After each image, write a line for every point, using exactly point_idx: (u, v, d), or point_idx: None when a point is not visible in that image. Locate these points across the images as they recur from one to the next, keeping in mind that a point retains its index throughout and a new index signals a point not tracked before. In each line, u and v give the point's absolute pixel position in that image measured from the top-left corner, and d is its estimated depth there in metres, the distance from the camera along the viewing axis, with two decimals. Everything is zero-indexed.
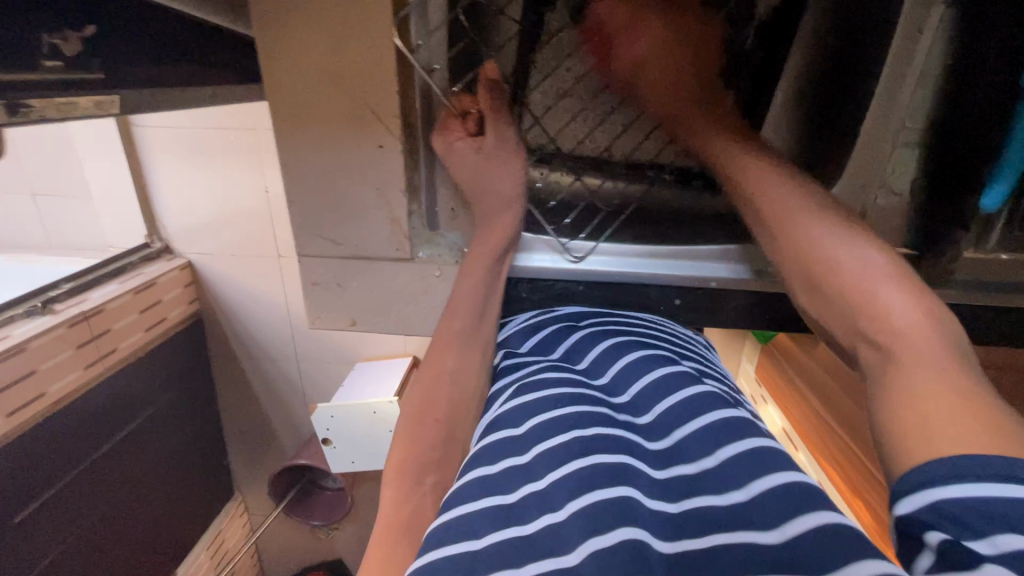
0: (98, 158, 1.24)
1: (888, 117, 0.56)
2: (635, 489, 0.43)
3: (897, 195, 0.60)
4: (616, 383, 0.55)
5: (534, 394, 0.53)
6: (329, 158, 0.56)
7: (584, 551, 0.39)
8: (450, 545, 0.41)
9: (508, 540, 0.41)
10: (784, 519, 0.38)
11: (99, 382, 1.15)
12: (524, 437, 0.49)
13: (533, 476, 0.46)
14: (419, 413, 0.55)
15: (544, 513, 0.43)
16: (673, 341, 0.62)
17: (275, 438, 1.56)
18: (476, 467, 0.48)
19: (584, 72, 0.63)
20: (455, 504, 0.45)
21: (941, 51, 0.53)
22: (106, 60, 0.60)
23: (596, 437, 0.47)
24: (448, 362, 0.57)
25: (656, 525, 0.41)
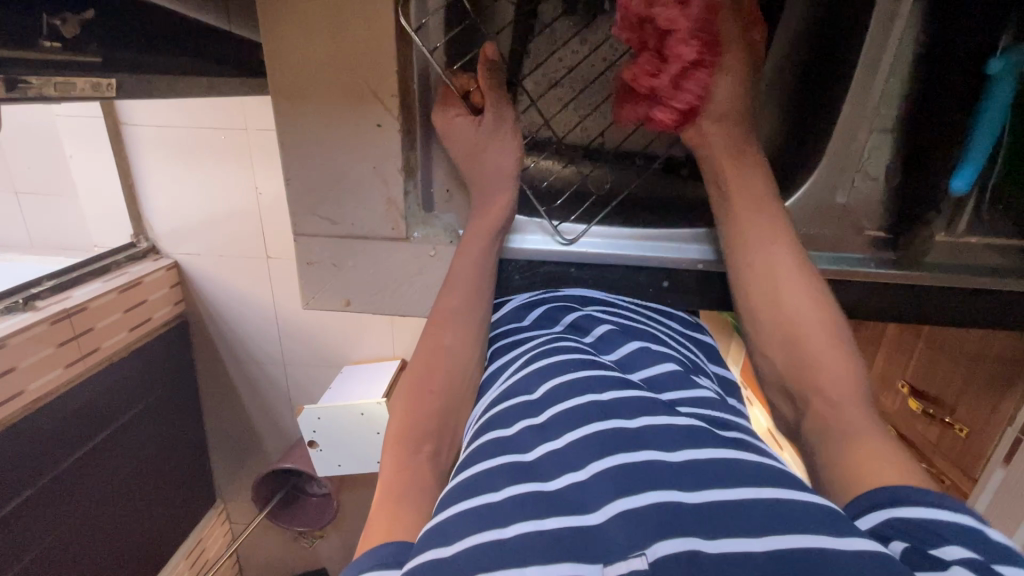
0: (86, 156, 1.23)
1: (867, 95, 0.52)
2: (657, 451, 0.40)
3: (872, 180, 0.56)
4: (627, 361, 0.52)
5: (546, 361, 0.52)
6: (329, 126, 0.51)
7: (610, 512, 0.37)
8: (467, 502, 0.40)
9: (527, 493, 0.39)
10: (800, 489, 0.38)
11: (78, 382, 1.13)
12: (538, 401, 0.48)
13: (552, 436, 0.44)
14: (414, 387, 0.52)
15: (565, 471, 0.41)
16: (665, 337, 0.58)
17: (260, 443, 1.54)
18: (490, 431, 0.47)
19: (579, 61, 0.65)
20: (473, 463, 0.44)
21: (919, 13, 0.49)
22: (100, 45, 0.60)
23: (615, 403, 0.45)
24: (445, 336, 0.55)
25: (676, 480, 0.38)
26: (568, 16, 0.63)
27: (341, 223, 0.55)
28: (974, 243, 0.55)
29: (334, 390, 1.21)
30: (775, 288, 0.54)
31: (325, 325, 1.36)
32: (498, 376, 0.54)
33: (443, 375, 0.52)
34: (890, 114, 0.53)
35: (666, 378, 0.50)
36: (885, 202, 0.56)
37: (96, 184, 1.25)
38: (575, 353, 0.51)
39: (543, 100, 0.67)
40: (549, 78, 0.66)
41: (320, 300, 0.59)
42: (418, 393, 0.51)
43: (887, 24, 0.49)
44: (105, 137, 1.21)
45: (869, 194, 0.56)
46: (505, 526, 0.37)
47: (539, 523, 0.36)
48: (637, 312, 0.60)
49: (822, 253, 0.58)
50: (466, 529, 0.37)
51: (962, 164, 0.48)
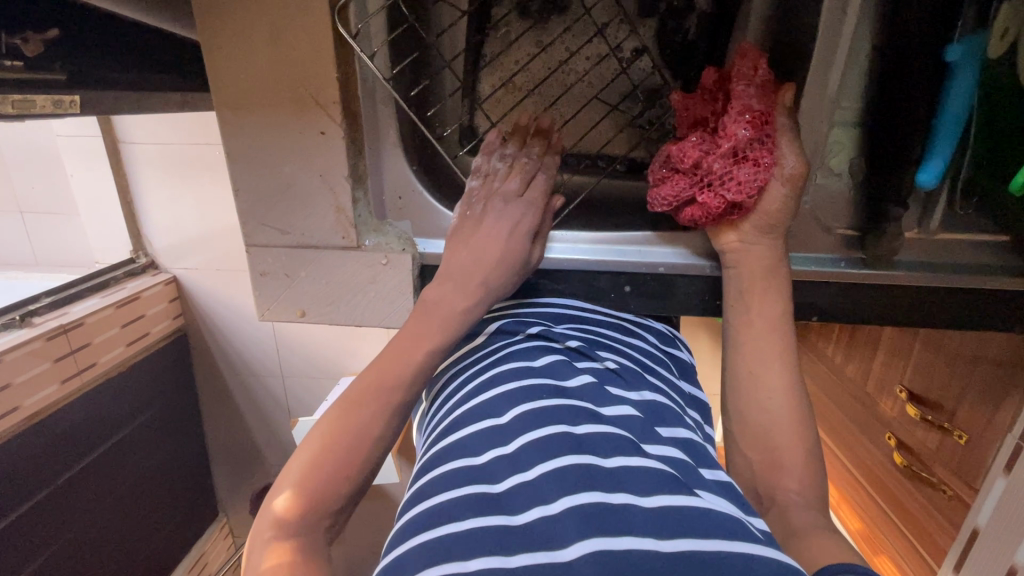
0: (83, 174, 1.25)
1: (823, 93, 0.48)
2: (631, 494, 0.38)
3: (838, 176, 0.52)
4: (611, 375, 0.49)
5: (516, 381, 0.47)
6: (273, 140, 0.50)
7: (582, 550, 0.34)
8: (426, 533, 0.37)
9: (492, 526, 0.36)
10: (759, 540, 0.36)
11: (77, 397, 1.14)
12: (509, 423, 0.44)
13: (520, 467, 0.40)
14: (321, 450, 0.43)
15: (534, 505, 0.38)
16: (642, 350, 0.55)
17: (260, 456, 1.54)
18: (457, 456, 0.43)
19: (527, 63, 0.61)
20: (434, 491, 0.41)
21: (871, 15, 0.45)
22: (66, 63, 0.61)
23: (593, 437, 0.42)
24: (365, 411, 0.45)
25: (649, 527, 0.36)
26: (521, 16, 0.59)
27: (294, 231, 0.53)
28: (956, 237, 0.51)
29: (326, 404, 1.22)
30: (751, 369, 0.52)
31: (319, 338, 1.36)
32: (463, 388, 0.50)
33: (359, 444, 0.44)
34: (852, 112, 0.49)
35: (647, 407, 0.47)
36: (855, 201, 0.52)
37: (95, 202, 1.27)
38: (548, 377, 0.47)
39: (490, 100, 0.61)
40: (501, 79, 0.61)
41: (274, 311, 0.57)
42: (321, 461, 0.42)
43: (840, 25, 0.46)
44: (102, 156, 1.22)
45: (836, 196, 0.52)
46: (468, 560, 0.34)
47: (506, 559, 0.34)
48: (612, 328, 0.55)
49: (795, 252, 0.54)
50: (423, 562, 0.35)
51: (927, 157, 0.46)
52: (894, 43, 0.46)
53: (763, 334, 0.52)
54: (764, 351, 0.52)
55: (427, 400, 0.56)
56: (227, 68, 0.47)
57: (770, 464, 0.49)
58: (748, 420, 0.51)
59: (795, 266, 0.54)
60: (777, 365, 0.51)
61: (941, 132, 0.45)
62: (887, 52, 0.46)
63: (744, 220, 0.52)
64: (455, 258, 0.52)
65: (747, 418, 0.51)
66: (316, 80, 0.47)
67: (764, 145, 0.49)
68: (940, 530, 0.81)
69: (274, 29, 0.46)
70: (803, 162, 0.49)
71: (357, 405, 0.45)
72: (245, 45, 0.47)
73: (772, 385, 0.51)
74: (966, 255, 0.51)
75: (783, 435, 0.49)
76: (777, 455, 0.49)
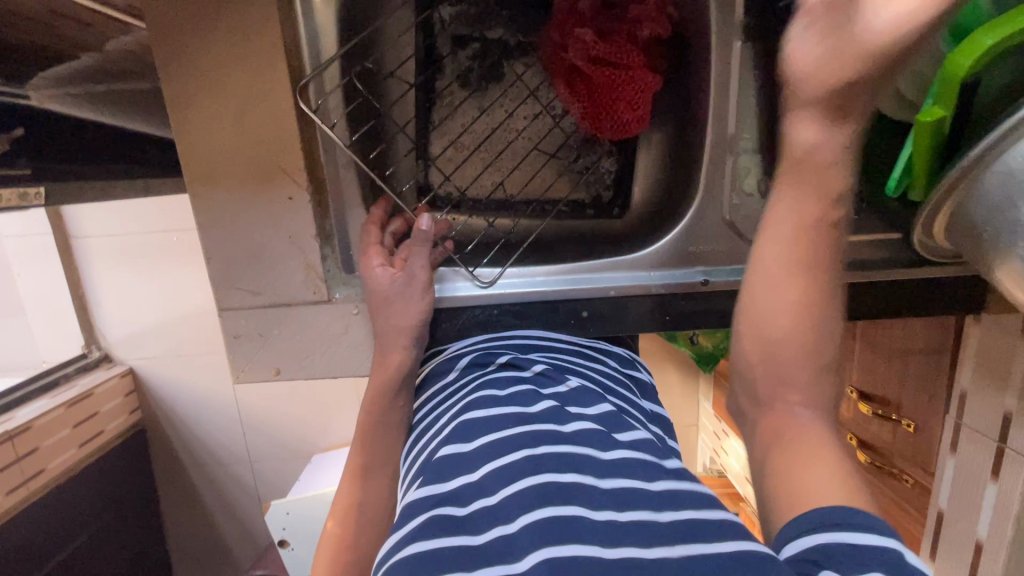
0: (32, 271, 1.23)
1: (724, 127, 0.57)
2: (582, 507, 0.39)
3: (750, 195, 0.59)
4: (572, 396, 0.52)
5: (485, 410, 0.49)
6: (242, 209, 0.54)
7: (535, 560, 0.35)
8: (398, 557, 0.39)
9: (456, 548, 0.38)
10: (715, 537, 0.37)
11: (21, 509, 1.06)
12: (476, 450, 0.46)
13: (487, 491, 0.42)
14: (339, 535, 0.57)
15: (495, 524, 0.39)
16: (602, 371, 0.59)
17: (230, 552, 1.44)
18: (432, 482, 0.44)
19: (471, 123, 0.67)
20: (407, 520, 0.42)
21: (751, 64, 0.55)
22: (32, 158, 0.64)
23: (551, 455, 0.44)
24: (358, 493, 0.59)
25: (598, 536, 0.37)
26: (462, 84, 0.66)
27: (265, 292, 0.56)
28: (858, 239, 0.59)
29: (300, 483, 1.18)
30: (766, 308, 0.51)
31: (286, 415, 1.33)
32: (436, 422, 0.52)
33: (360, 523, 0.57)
34: (753, 140, 0.58)
35: (607, 421, 0.50)
36: (769, 215, 0.59)
37: (46, 299, 1.25)
38: (515, 404, 0.50)
39: (440, 159, 0.68)
40: (449, 140, 0.67)
41: (250, 372, 0.58)
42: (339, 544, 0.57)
43: (728, 73, 0.55)
44: (53, 252, 1.21)
45: (754, 211, 0.59)
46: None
47: None
48: (574, 353, 0.59)
49: (713, 268, 0.60)
50: None
51: None
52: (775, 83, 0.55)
53: (780, 273, 0.50)
54: (782, 288, 0.50)
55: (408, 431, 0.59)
56: (195, 148, 0.52)
57: (780, 384, 0.51)
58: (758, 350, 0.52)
59: (710, 280, 0.60)
60: (790, 307, 0.50)
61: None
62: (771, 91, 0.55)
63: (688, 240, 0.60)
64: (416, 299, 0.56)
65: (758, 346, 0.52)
66: (279, 151, 0.52)
67: (638, 77, 0.60)
68: (910, 519, 0.85)
69: (240, 110, 0.51)
70: None
71: (352, 493, 0.58)
72: (212, 126, 0.51)
73: (787, 317, 0.51)
74: (869, 254, 0.59)
75: (783, 367, 0.51)
76: (787, 378, 0.51)
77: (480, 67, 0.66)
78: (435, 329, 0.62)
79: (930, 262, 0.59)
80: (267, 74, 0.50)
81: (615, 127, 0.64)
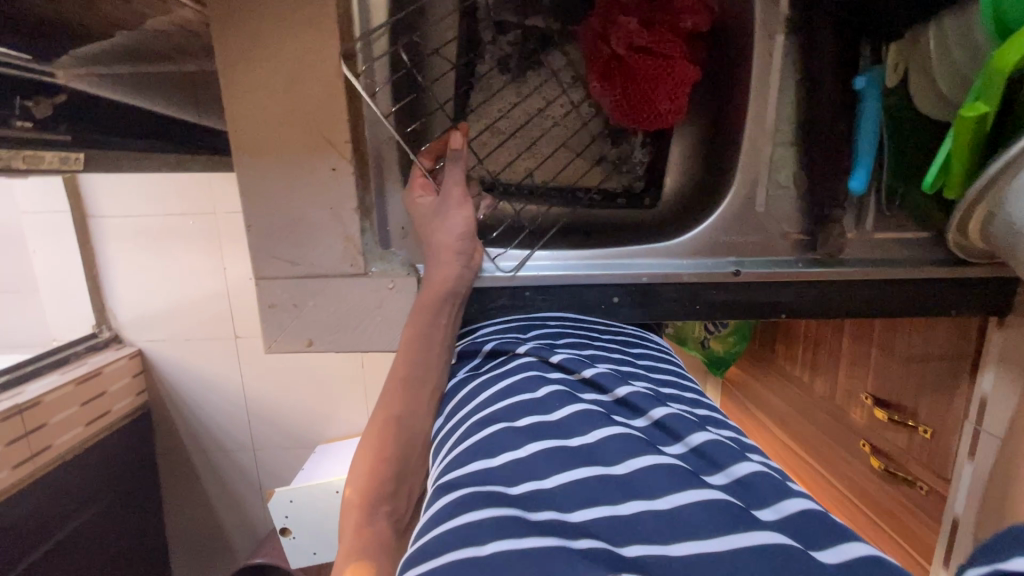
0: (48, 247, 1.23)
1: (763, 120, 0.58)
2: (642, 501, 0.38)
3: (784, 188, 0.60)
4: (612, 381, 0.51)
5: (530, 392, 0.48)
6: (288, 179, 0.54)
7: (592, 545, 0.35)
8: (444, 523, 0.37)
9: (510, 515, 0.36)
10: (819, 543, 0.35)
11: (27, 484, 1.05)
12: (523, 430, 0.45)
13: (538, 475, 0.41)
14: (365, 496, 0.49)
15: (548, 508, 0.38)
16: (639, 356, 0.58)
17: (227, 540, 1.43)
18: (474, 459, 0.43)
19: (509, 110, 0.69)
20: (452, 489, 0.41)
21: (792, 58, 0.57)
22: (72, 125, 0.64)
23: (603, 445, 0.42)
24: (396, 406, 0.53)
25: (660, 532, 0.36)
26: (502, 70, 0.67)
27: (302, 262, 0.57)
28: (889, 237, 0.59)
29: (303, 471, 1.17)
30: None
31: (293, 403, 1.33)
32: (474, 397, 0.51)
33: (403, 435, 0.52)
34: (789, 133, 0.58)
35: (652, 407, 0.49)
36: (802, 208, 0.60)
37: (61, 275, 1.24)
38: (558, 387, 0.49)
39: (477, 143, 0.69)
40: (486, 125, 0.68)
41: (281, 342, 0.59)
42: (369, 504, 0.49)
43: (769, 65, 0.56)
44: (71, 229, 1.21)
45: (786, 205, 0.60)
46: (482, 545, 0.34)
47: (520, 541, 0.34)
48: (614, 341, 0.59)
49: (745, 259, 0.61)
50: (445, 548, 0.35)
51: (856, 165, 0.55)
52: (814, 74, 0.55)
53: None
54: None
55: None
56: (244, 116, 0.53)
57: None
58: None
59: (742, 270, 0.60)
60: None
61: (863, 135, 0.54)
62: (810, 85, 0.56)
63: (723, 228, 0.61)
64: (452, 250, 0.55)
65: None
66: (328, 123, 0.53)
67: (677, 67, 0.61)
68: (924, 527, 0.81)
69: (291, 81, 0.52)
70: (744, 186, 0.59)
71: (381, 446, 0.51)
72: (263, 95, 0.52)
73: None
74: (898, 253, 0.60)
75: None
76: None
77: (520, 54, 0.67)
78: (466, 310, 0.63)
79: (967, 263, 0.59)
80: (321, 46, 0.51)
81: (649, 116, 0.65)
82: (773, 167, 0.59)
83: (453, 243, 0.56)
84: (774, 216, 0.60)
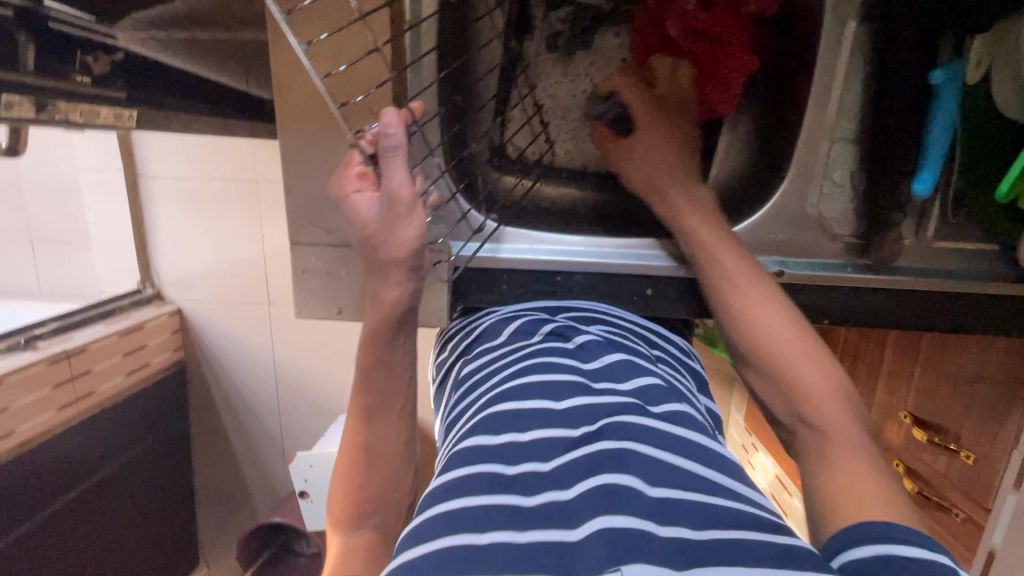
0: (100, 203, 1.27)
1: (824, 114, 0.54)
2: (638, 479, 0.38)
3: (840, 187, 0.56)
4: (617, 370, 0.50)
5: (537, 374, 0.48)
6: (327, 147, 0.54)
7: (589, 530, 0.35)
8: (446, 505, 0.38)
9: (505, 505, 0.37)
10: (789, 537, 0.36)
11: (70, 426, 1.12)
12: (528, 411, 0.45)
13: (538, 456, 0.41)
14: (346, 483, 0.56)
15: (546, 490, 0.39)
16: (655, 351, 0.57)
17: (249, 497, 1.48)
18: (476, 434, 0.44)
19: (554, 90, 0.68)
20: (454, 467, 0.42)
21: (863, 48, 0.53)
22: (128, 81, 0.65)
23: (603, 429, 0.42)
24: (364, 401, 0.57)
25: (651, 511, 0.36)
26: (550, 49, 0.67)
27: (336, 231, 0.57)
28: (949, 248, 0.56)
29: (324, 439, 1.21)
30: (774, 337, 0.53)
31: (319, 372, 1.36)
32: (487, 377, 0.51)
33: (370, 466, 0.56)
34: (849, 129, 0.55)
35: (659, 394, 0.48)
36: (858, 210, 0.57)
37: (110, 232, 1.29)
38: (567, 372, 0.49)
39: (519, 123, 0.69)
40: (531, 104, 0.68)
41: (311, 308, 0.60)
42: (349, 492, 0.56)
43: (837, 54, 0.53)
44: (122, 187, 1.25)
45: (839, 205, 0.57)
46: (482, 532, 0.35)
47: (517, 534, 0.35)
48: (635, 332, 0.58)
49: (790, 259, 0.58)
50: (438, 530, 0.36)
51: (921, 167, 0.51)
52: (885, 65, 0.52)
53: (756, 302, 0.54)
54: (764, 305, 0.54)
55: (444, 381, 0.60)
56: (288, 81, 0.53)
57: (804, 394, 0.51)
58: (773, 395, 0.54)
59: (786, 271, 0.58)
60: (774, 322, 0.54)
61: (934, 134, 0.51)
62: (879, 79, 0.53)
63: (769, 224, 0.58)
64: (397, 245, 0.51)
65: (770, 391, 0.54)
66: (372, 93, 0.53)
67: (736, 53, 0.59)
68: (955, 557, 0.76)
69: (340, 48, 0.52)
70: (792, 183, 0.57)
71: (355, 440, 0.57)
72: (309, 60, 0.52)
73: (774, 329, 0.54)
74: (956, 265, 0.56)
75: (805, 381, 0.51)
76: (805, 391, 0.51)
77: (570, 32, 0.66)
78: (495, 291, 0.62)
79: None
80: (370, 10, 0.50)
81: (700, 105, 0.62)
82: (828, 168, 0.56)
83: (403, 256, 0.51)
84: (828, 216, 0.57)
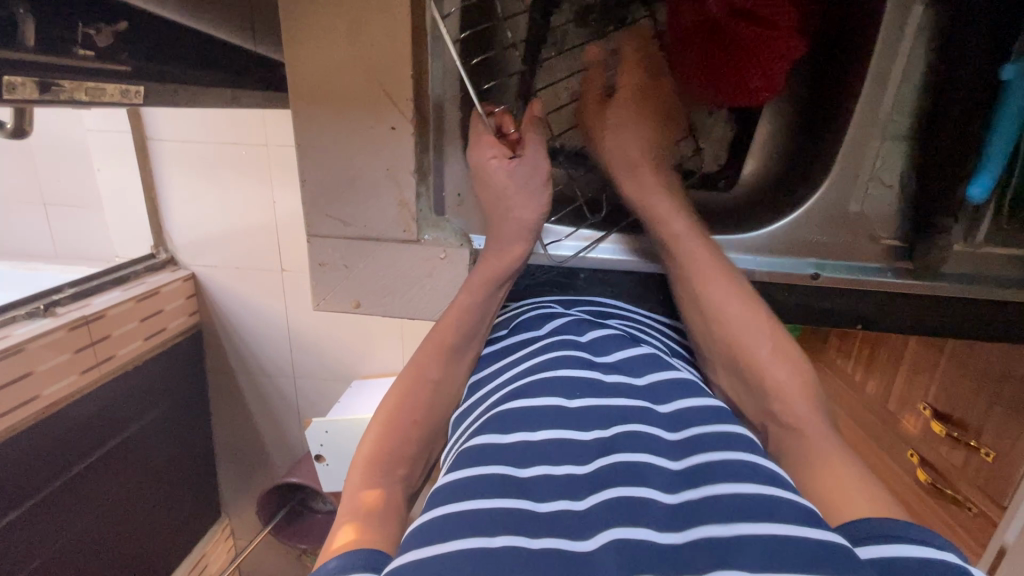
0: (110, 167, 1.25)
1: (877, 105, 0.50)
2: (656, 490, 0.38)
3: (887, 188, 0.53)
4: (629, 365, 0.50)
5: (551, 369, 0.48)
6: (341, 131, 0.52)
7: (603, 539, 0.35)
8: (450, 506, 0.38)
9: (518, 509, 0.37)
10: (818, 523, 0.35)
11: (92, 389, 1.13)
12: (540, 411, 0.44)
13: (550, 459, 0.41)
14: (395, 412, 0.51)
15: (560, 497, 0.39)
16: (667, 346, 0.57)
17: (266, 456, 1.53)
18: (485, 432, 0.43)
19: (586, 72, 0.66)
20: (460, 466, 0.41)
21: (926, 39, 0.48)
22: (133, 52, 0.62)
23: (618, 440, 0.42)
24: (449, 335, 0.54)
25: (666, 522, 0.36)
26: (581, 24, 0.64)
27: (355, 224, 0.55)
28: (1003, 254, 0.52)
29: (339, 404, 1.21)
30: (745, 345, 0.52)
31: (333, 339, 1.37)
32: (501, 374, 0.51)
33: (427, 402, 0.52)
34: (904, 125, 0.51)
35: (680, 389, 0.47)
36: (903, 212, 0.54)
37: (121, 197, 1.28)
38: (578, 369, 0.48)
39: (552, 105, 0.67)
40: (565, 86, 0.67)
41: (330, 301, 0.59)
42: (397, 424, 0.50)
43: (899, 39, 0.48)
44: (131, 151, 1.23)
45: (884, 207, 0.54)
46: (494, 537, 0.35)
47: (528, 540, 0.35)
48: (648, 325, 0.58)
49: (828, 261, 0.56)
50: (447, 532, 0.35)
51: (979, 169, 0.46)
52: (959, 49, 0.46)
53: (721, 300, 0.53)
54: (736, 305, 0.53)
55: None
56: (303, 61, 0.49)
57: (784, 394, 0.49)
58: (747, 400, 0.53)
59: (822, 274, 0.56)
60: (744, 320, 0.52)
61: (999, 128, 0.45)
62: (944, 70, 0.48)
63: (804, 223, 0.55)
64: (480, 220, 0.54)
65: (745, 400, 0.53)
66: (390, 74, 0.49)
67: (781, 39, 0.53)
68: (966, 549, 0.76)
69: (357, 24, 0.48)
70: (834, 181, 0.53)
71: (427, 365, 0.53)
72: (326, 40, 0.48)
73: (743, 327, 0.52)
74: (1004, 270, 0.53)
75: (785, 383, 0.50)
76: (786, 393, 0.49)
77: (604, 6, 0.63)
78: None
79: None
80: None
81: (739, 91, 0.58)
82: (875, 168, 0.53)
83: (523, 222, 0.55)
84: (877, 214, 0.54)
